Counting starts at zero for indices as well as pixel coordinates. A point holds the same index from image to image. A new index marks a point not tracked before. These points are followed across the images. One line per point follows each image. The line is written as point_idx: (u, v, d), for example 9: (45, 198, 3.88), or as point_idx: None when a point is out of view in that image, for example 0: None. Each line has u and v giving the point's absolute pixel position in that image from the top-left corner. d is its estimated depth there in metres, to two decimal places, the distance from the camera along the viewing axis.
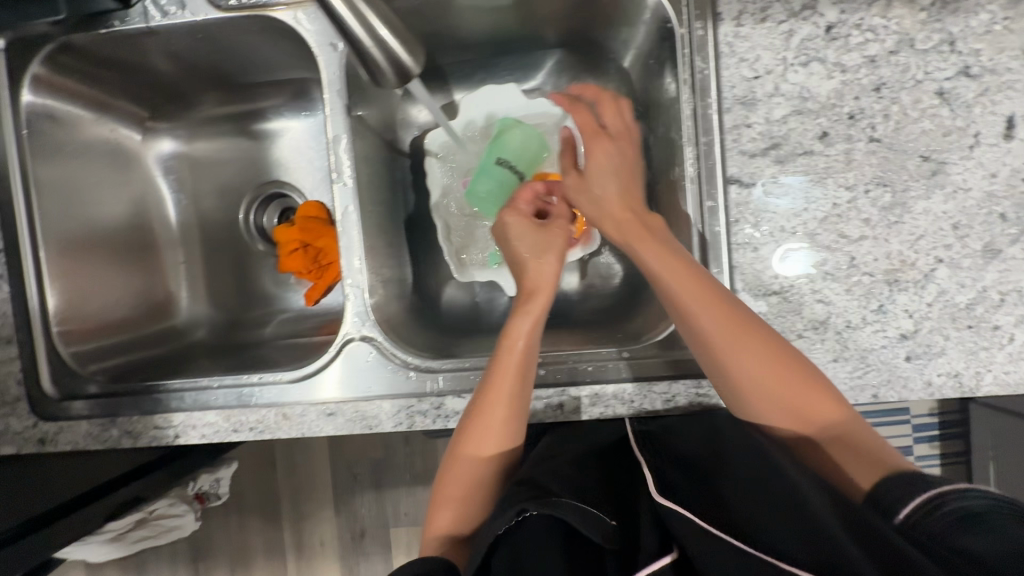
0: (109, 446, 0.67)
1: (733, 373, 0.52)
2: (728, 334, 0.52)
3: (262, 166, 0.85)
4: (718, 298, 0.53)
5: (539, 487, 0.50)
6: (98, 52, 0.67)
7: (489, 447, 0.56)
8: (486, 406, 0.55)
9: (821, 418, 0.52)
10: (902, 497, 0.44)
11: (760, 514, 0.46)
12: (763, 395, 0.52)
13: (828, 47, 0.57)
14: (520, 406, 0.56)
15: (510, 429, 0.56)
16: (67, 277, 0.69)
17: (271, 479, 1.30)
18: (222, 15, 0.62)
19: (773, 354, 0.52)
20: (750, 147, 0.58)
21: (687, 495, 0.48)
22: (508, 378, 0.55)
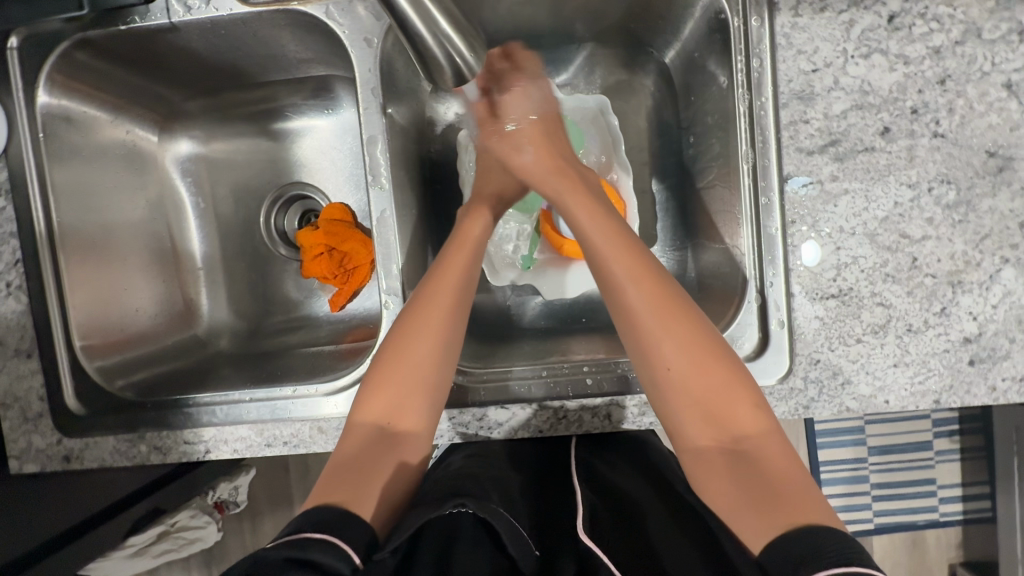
0: (136, 463, 0.64)
1: (680, 386, 0.49)
2: (687, 350, 0.50)
3: (283, 166, 0.82)
4: (662, 308, 0.51)
5: (472, 490, 0.49)
6: (117, 51, 0.64)
7: (404, 401, 0.53)
8: (407, 351, 0.53)
9: (763, 457, 0.47)
10: (796, 569, 0.39)
11: (661, 540, 0.47)
12: (699, 417, 0.49)
13: (890, 38, 0.54)
14: (447, 366, 0.55)
15: (429, 389, 0.54)
16: (86, 287, 0.66)
17: (285, 483, 1.28)
18: (250, 10, 0.59)
19: (717, 372, 0.49)
20: (807, 143, 0.56)
21: (609, 521, 0.49)
22: (434, 322, 0.54)
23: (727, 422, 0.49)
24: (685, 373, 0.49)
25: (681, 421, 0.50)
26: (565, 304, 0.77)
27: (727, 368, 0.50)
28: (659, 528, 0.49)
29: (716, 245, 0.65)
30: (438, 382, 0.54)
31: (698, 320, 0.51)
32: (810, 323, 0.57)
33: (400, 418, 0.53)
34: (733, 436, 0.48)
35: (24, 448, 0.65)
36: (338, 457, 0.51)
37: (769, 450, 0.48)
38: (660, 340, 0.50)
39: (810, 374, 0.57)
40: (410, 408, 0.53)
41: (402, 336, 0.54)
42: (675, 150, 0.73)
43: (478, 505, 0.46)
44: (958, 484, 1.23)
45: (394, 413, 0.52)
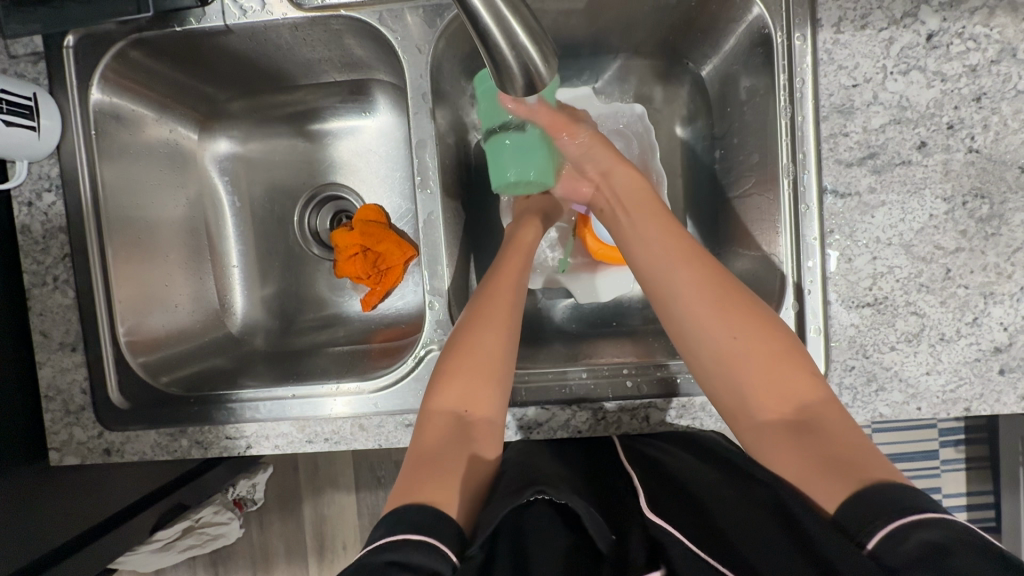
0: (176, 457, 0.65)
1: (740, 358, 0.52)
2: (739, 325, 0.53)
3: (319, 168, 0.83)
4: (710, 292, 0.54)
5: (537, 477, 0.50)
6: (169, 50, 0.65)
7: (474, 387, 0.54)
8: (472, 341, 0.55)
9: (826, 423, 0.49)
10: (864, 521, 0.42)
11: (731, 525, 0.46)
12: (760, 391, 0.51)
13: (928, 56, 0.56)
14: (510, 352, 0.56)
15: (497, 376, 0.55)
16: (130, 282, 0.67)
17: (297, 482, 1.28)
18: (303, 15, 0.60)
19: (768, 346, 0.52)
20: (846, 156, 0.57)
21: (669, 507, 0.49)
22: (496, 313, 0.57)
23: (785, 392, 0.51)
24: (740, 349, 0.52)
25: (739, 395, 0.52)
26: (595, 308, 0.78)
27: (778, 339, 0.52)
28: (725, 509, 0.48)
29: (748, 253, 0.67)
30: (505, 371, 0.56)
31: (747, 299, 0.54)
32: (845, 330, 0.59)
33: (474, 404, 0.54)
34: (794, 407, 0.50)
35: (65, 441, 0.65)
36: (422, 448, 0.51)
37: (831, 417, 0.50)
38: (708, 313, 0.53)
39: (844, 380, 0.59)
40: (484, 394, 0.54)
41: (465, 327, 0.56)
42: (707, 158, 0.74)
43: (554, 489, 0.47)
44: (963, 494, 1.25)
45: (467, 398, 0.54)
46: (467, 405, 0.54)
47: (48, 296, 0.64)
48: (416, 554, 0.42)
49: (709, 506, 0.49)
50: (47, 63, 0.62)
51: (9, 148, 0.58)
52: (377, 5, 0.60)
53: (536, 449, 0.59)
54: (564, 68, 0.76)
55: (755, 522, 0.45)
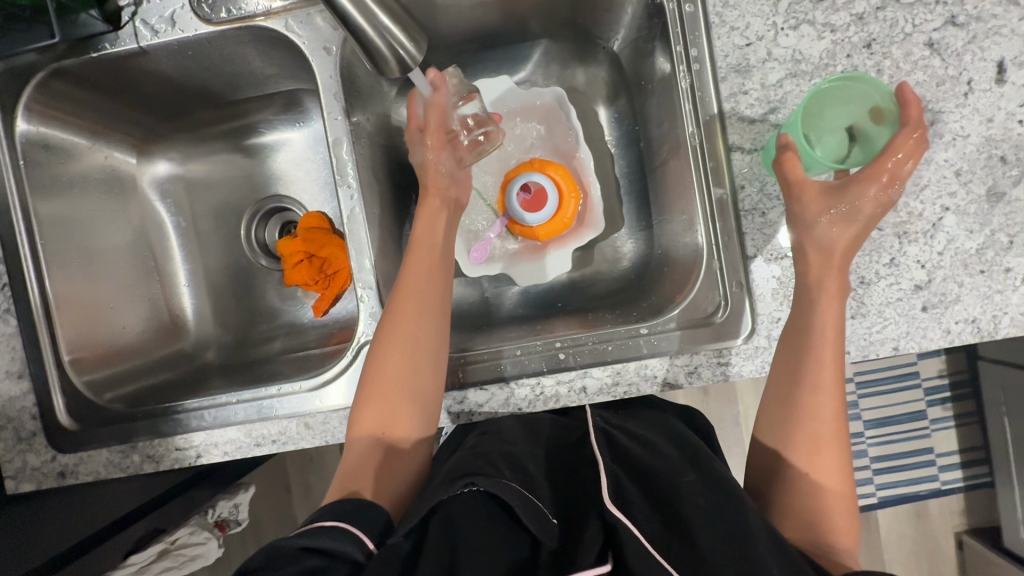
0: (129, 473, 0.66)
1: (810, 428, 0.53)
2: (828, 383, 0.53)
3: (260, 181, 0.85)
4: (798, 340, 0.54)
5: (489, 467, 0.51)
6: (91, 79, 0.67)
7: (394, 407, 0.56)
8: (388, 355, 0.57)
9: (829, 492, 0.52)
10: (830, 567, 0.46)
11: (693, 510, 0.49)
12: (801, 445, 0.53)
13: (816, 9, 0.58)
14: (427, 366, 0.57)
15: (416, 393, 0.56)
16: (73, 307, 0.69)
17: (286, 501, 1.29)
18: (213, 29, 0.62)
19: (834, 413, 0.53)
20: (748, 113, 0.59)
21: (625, 500, 0.51)
22: (407, 333, 0.57)
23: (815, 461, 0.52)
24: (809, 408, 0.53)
25: (776, 436, 0.54)
26: (540, 292, 0.79)
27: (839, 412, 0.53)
28: (700, 508, 0.49)
29: (674, 220, 0.68)
30: (425, 386, 0.57)
31: (836, 355, 0.53)
32: (768, 282, 0.59)
33: (394, 426, 0.56)
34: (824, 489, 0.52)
35: (19, 468, 0.66)
36: (344, 471, 0.55)
37: (834, 486, 0.52)
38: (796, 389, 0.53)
39: (772, 333, 0.59)
40: (403, 417, 0.56)
41: (380, 344, 0.58)
42: (631, 134, 0.76)
43: (487, 481, 0.48)
44: (954, 451, 1.24)
45: (387, 421, 0.56)
46: (393, 425, 0.56)
47: None
48: (333, 541, 0.47)
49: (680, 506, 0.49)
50: None
51: None
52: (283, 13, 0.62)
53: (482, 438, 0.58)
54: (485, 60, 0.78)
55: (736, 520, 0.46)
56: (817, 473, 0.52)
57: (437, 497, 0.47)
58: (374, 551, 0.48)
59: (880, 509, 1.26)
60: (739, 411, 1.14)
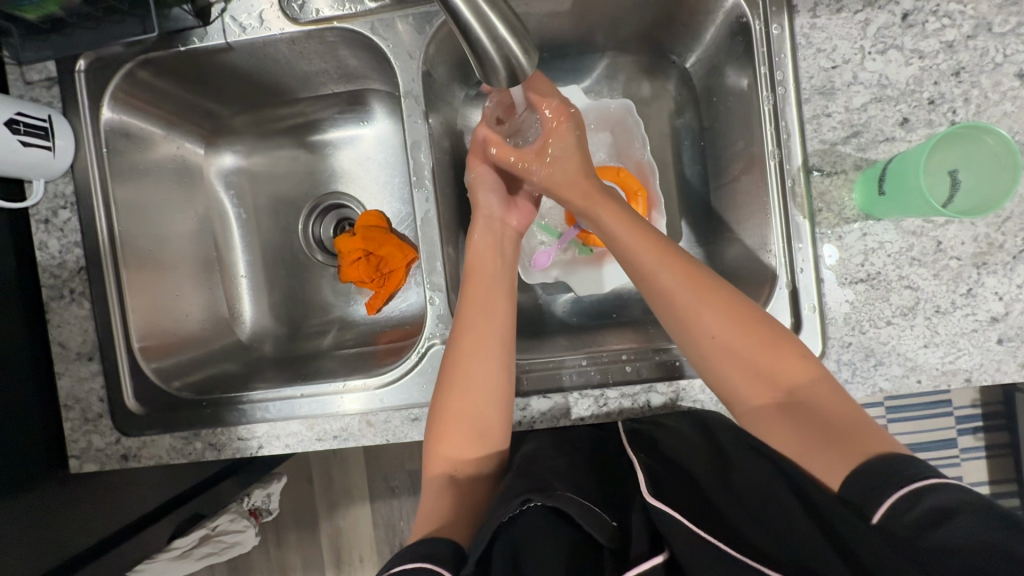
0: (191, 460, 0.67)
1: (742, 381, 0.53)
2: (725, 320, 0.53)
3: (321, 177, 0.86)
4: (689, 348, 0.55)
5: (538, 480, 0.51)
6: (174, 70, 0.68)
7: (465, 442, 0.57)
8: (454, 395, 0.57)
9: (818, 401, 0.52)
10: (872, 497, 0.46)
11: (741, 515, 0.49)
12: (749, 379, 0.53)
13: (905, 34, 0.58)
14: (496, 402, 0.57)
15: (483, 429, 0.57)
16: (142, 293, 0.70)
17: (311, 493, 1.30)
18: (299, 29, 0.63)
19: (759, 340, 0.53)
20: (829, 135, 0.59)
21: (672, 496, 0.51)
22: (473, 371, 0.57)
23: (777, 373, 0.53)
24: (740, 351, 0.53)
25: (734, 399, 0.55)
26: (593, 301, 0.79)
27: (752, 322, 0.54)
28: (738, 509, 0.50)
29: (740, 237, 0.68)
30: (491, 422, 0.57)
31: (725, 304, 0.54)
32: (840, 307, 0.59)
33: (468, 461, 0.57)
34: (787, 390, 0.53)
35: (83, 448, 0.67)
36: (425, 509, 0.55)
37: (820, 396, 0.52)
38: (715, 367, 0.54)
39: (842, 357, 0.59)
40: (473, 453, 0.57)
41: (448, 384, 0.58)
42: (695, 149, 0.76)
43: (544, 496, 0.48)
44: (985, 482, 1.23)
45: (459, 457, 0.57)
46: (464, 459, 0.57)
47: (66, 307, 0.67)
48: None
49: (725, 510, 0.50)
50: (61, 87, 0.65)
51: (26, 167, 0.61)
52: (369, 16, 0.63)
53: (542, 447, 0.58)
54: (553, 68, 0.79)
55: (779, 518, 0.48)
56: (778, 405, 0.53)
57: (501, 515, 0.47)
58: None
59: None
60: None
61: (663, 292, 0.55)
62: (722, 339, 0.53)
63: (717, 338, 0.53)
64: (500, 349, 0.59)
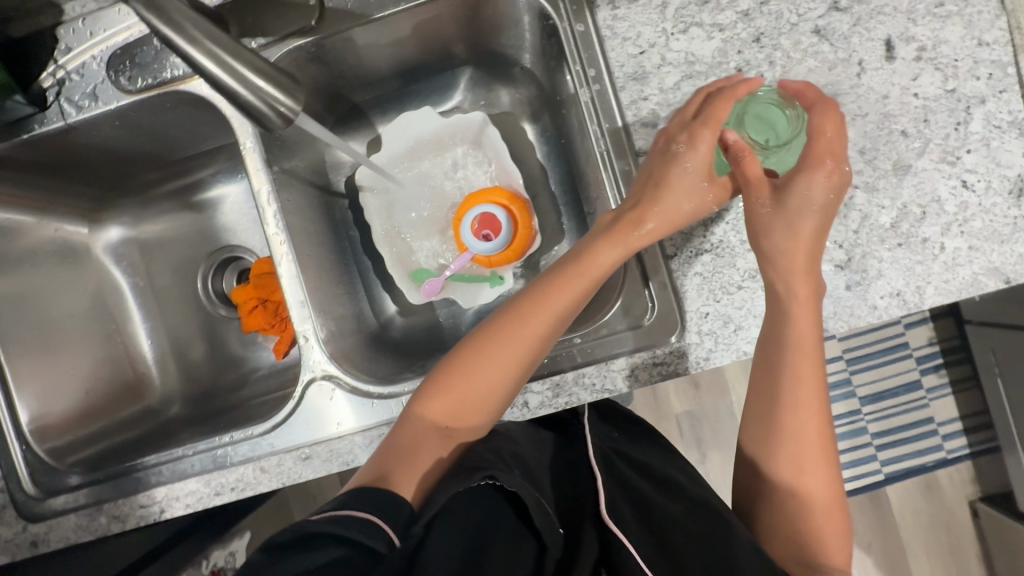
0: (99, 535, 0.67)
1: (787, 460, 0.54)
2: (809, 413, 0.54)
3: (213, 234, 0.88)
4: (766, 383, 0.55)
5: (505, 462, 0.54)
6: (28, 159, 0.69)
7: (470, 408, 0.56)
8: (496, 350, 0.56)
9: (826, 524, 0.53)
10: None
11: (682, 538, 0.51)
12: (784, 450, 0.54)
13: (702, 10, 0.60)
14: (515, 384, 0.57)
15: (492, 397, 0.56)
16: (33, 377, 0.71)
17: None
18: (133, 99, 0.65)
19: (819, 446, 0.53)
20: (650, 117, 0.60)
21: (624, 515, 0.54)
22: (529, 338, 0.56)
23: (801, 474, 0.53)
24: (793, 426, 0.54)
25: (762, 454, 0.55)
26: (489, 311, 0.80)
27: (826, 434, 0.54)
28: (686, 538, 0.51)
29: None
30: (504, 395, 0.57)
31: (817, 397, 0.54)
32: (691, 280, 0.60)
33: (460, 422, 0.56)
34: (813, 506, 0.53)
35: None
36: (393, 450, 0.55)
37: (832, 525, 0.53)
38: (784, 414, 0.54)
39: (702, 328, 0.60)
40: (470, 417, 0.56)
41: (496, 338, 0.56)
42: (559, 149, 0.78)
43: (503, 476, 0.51)
44: (957, 418, 1.22)
45: (458, 413, 0.56)
46: (464, 422, 0.56)
47: None
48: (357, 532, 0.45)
49: (671, 538, 0.52)
50: None
51: None
52: (199, 75, 0.64)
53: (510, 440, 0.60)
54: (411, 93, 0.81)
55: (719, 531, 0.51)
56: (798, 502, 0.53)
57: (457, 486, 0.48)
58: (396, 543, 0.46)
59: (887, 487, 1.24)
60: (732, 403, 1.20)
61: (788, 345, 0.54)
62: (797, 416, 0.54)
63: (798, 416, 0.54)
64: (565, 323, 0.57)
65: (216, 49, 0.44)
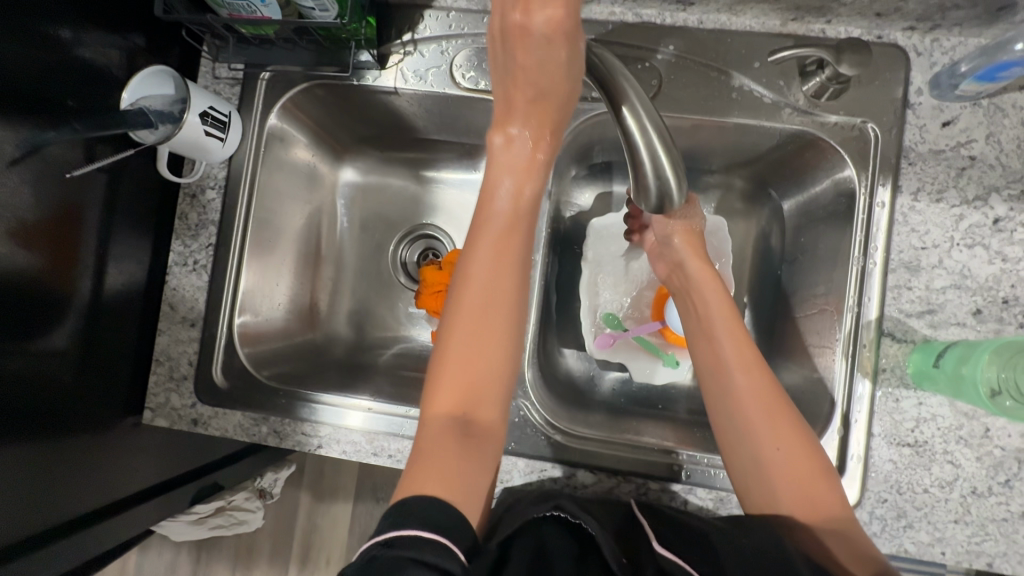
0: (254, 441, 0.72)
1: (784, 475, 0.54)
2: (780, 432, 0.55)
3: (422, 208, 0.94)
4: (733, 428, 0.57)
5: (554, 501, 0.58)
6: (341, 92, 0.77)
7: (472, 393, 0.53)
8: (459, 338, 0.54)
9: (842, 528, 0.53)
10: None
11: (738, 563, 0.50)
12: (786, 473, 0.54)
13: (993, 236, 0.63)
14: (508, 329, 0.54)
15: (495, 371, 0.54)
16: (256, 278, 0.77)
17: (298, 485, 1.31)
18: (459, 92, 0.72)
19: (805, 452, 0.55)
20: (908, 307, 0.64)
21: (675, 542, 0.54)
22: (491, 290, 0.54)
23: (815, 502, 0.54)
24: (781, 450, 0.55)
25: (760, 484, 0.55)
26: (644, 389, 0.83)
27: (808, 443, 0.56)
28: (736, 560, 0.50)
29: (798, 369, 0.73)
30: (507, 367, 0.54)
31: (791, 419, 0.56)
32: (884, 464, 0.63)
33: (479, 413, 0.53)
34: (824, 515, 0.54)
35: (160, 404, 0.73)
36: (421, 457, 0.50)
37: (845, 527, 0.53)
38: (779, 449, 0.55)
39: (876, 511, 0.63)
40: (488, 404, 0.53)
41: (455, 318, 0.54)
42: (769, 276, 0.82)
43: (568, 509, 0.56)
44: None
45: (470, 405, 0.52)
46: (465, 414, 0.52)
47: (185, 275, 0.74)
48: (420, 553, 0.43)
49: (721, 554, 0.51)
50: (241, 88, 0.74)
51: (198, 152, 0.68)
52: None
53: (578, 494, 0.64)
54: None
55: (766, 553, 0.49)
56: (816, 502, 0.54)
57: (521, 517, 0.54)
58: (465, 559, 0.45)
59: None
60: None
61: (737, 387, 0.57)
62: (783, 440, 0.55)
63: (785, 434, 0.55)
64: (526, 255, 0.57)
65: (653, 139, 0.48)
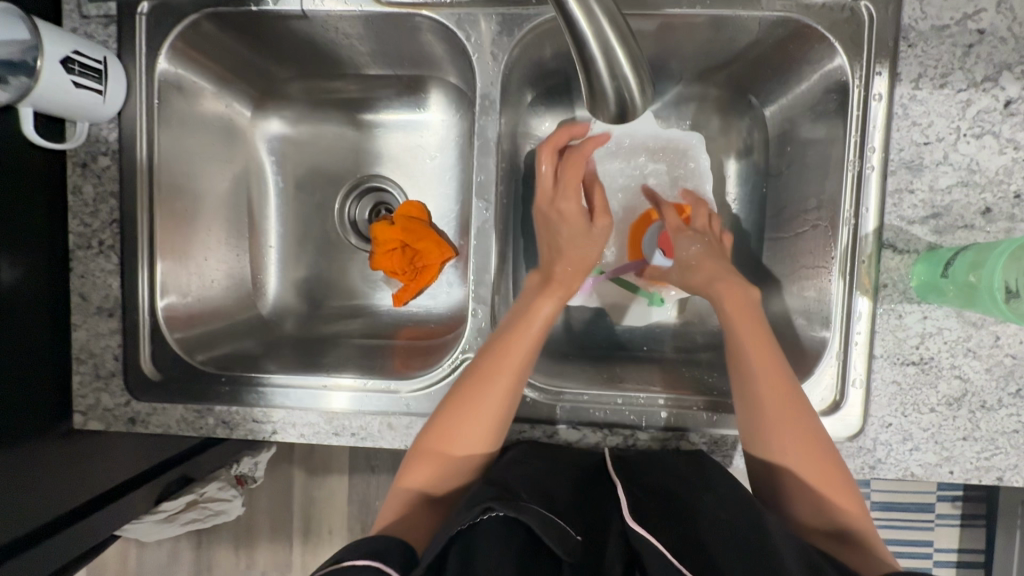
0: (202, 434, 0.66)
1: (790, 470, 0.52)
2: (790, 431, 0.52)
3: (365, 157, 0.83)
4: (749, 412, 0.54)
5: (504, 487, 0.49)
6: (240, 19, 0.64)
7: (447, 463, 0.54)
8: (449, 425, 0.55)
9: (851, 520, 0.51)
10: None
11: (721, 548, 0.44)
12: (799, 463, 0.52)
13: (1004, 122, 0.56)
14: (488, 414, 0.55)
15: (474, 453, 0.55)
16: (177, 253, 0.68)
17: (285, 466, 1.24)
18: (381, 9, 0.62)
19: (821, 455, 0.52)
20: (910, 213, 0.57)
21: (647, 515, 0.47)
22: (483, 393, 0.55)
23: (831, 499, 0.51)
24: (789, 445, 0.52)
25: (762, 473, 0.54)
26: (629, 333, 0.76)
27: (821, 442, 0.52)
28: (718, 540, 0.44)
29: (792, 294, 0.67)
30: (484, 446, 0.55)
31: (803, 415, 0.53)
32: (887, 387, 0.58)
33: (445, 473, 0.54)
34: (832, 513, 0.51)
35: (90, 406, 0.66)
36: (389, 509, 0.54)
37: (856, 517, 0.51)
38: (792, 452, 0.52)
39: (880, 437, 0.59)
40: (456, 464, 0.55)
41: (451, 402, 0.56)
42: (756, 195, 0.73)
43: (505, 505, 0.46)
44: None
45: (440, 473, 0.54)
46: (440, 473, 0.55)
47: (92, 258, 0.65)
48: None
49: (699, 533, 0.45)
50: (118, 27, 0.63)
51: (76, 112, 0.58)
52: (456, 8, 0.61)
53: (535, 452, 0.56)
54: None
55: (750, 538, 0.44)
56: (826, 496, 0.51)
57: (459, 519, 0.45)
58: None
59: None
60: None
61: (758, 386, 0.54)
62: (794, 437, 0.52)
63: (796, 429, 0.52)
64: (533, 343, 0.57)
65: (606, 30, 0.37)
